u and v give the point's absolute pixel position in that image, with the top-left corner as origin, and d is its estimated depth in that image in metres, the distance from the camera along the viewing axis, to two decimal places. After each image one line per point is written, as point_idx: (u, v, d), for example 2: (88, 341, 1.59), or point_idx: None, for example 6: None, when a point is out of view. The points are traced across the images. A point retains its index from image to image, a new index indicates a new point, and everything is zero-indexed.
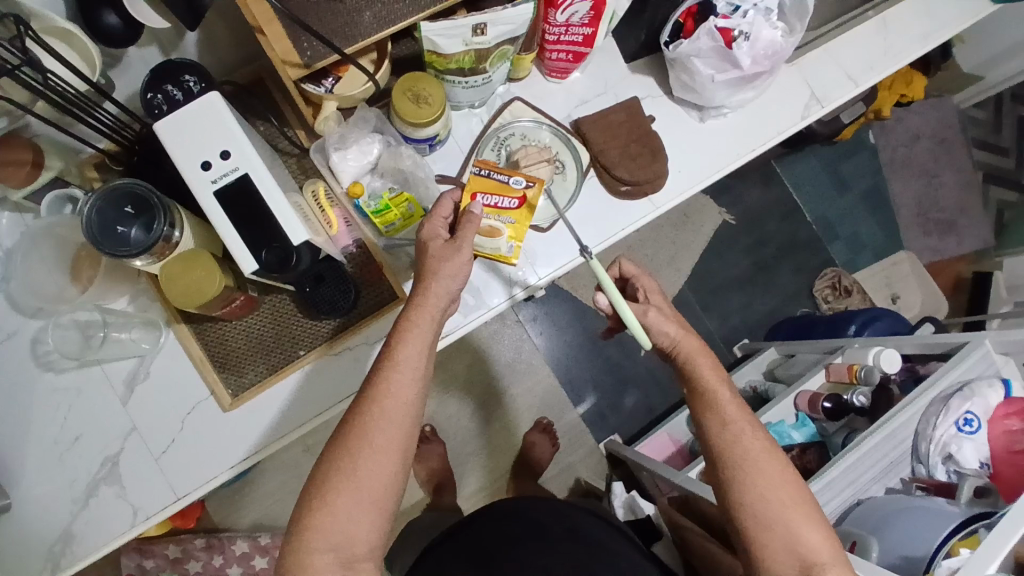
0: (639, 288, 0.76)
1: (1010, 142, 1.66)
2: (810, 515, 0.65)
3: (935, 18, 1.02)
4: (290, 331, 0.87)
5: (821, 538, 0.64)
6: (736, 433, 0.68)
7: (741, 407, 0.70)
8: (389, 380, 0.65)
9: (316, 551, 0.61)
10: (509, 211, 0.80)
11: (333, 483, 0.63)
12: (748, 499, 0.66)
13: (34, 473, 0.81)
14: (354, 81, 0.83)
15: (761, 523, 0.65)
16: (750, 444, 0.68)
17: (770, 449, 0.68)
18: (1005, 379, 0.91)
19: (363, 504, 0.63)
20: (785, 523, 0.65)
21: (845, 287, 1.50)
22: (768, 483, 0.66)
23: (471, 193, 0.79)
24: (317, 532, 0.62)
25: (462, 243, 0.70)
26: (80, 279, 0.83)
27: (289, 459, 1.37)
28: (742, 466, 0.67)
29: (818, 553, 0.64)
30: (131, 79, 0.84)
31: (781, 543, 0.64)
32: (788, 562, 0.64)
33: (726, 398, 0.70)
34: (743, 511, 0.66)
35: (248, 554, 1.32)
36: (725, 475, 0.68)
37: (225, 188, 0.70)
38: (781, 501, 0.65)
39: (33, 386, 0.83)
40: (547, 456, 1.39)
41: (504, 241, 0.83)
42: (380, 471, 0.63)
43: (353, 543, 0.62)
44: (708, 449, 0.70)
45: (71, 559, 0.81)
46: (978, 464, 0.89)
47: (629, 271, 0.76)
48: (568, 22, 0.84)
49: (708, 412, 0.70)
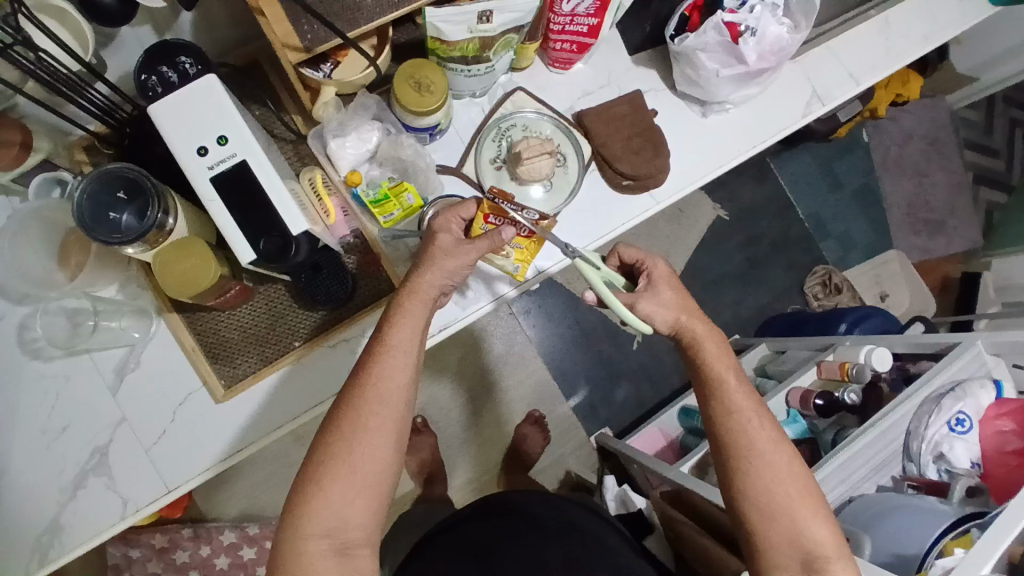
0: (643, 272, 0.74)
1: (1000, 144, 1.68)
2: (811, 503, 0.65)
3: (935, 20, 1.02)
4: (284, 321, 0.86)
5: (825, 529, 0.65)
6: (740, 418, 0.68)
7: (747, 391, 0.70)
8: (382, 364, 0.65)
9: (312, 537, 0.60)
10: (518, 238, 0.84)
11: (330, 469, 0.62)
12: (749, 488, 0.66)
13: (22, 463, 0.79)
14: (354, 67, 0.81)
15: (764, 511, 0.65)
16: (756, 431, 0.68)
17: (778, 438, 0.68)
18: (996, 380, 0.92)
19: (358, 489, 0.62)
20: (786, 509, 0.65)
21: (835, 285, 1.51)
22: (775, 474, 0.66)
23: (486, 209, 0.78)
24: (313, 518, 0.61)
25: (471, 248, 0.70)
26: (69, 265, 0.81)
27: (277, 449, 1.35)
28: (752, 457, 0.67)
29: (823, 541, 0.64)
30: (124, 58, 0.81)
31: (783, 531, 0.65)
32: (789, 552, 0.65)
33: (732, 383, 0.70)
34: (743, 497, 0.66)
35: (236, 544, 1.32)
36: (727, 459, 0.68)
37: (223, 174, 0.68)
38: (789, 492, 0.65)
39: (20, 374, 0.81)
40: (538, 445, 1.39)
41: (510, 261, 0.86)
42: (375, 456, 0.63)
43: (348, 528, 0.61)
44: (711, 435, 0.70)
45: (59, 550, 0.79)
46: (970, 464, 0.92)
47: (630, 257, 0.74)
48: (574, 12, 0.83)
49: (708, 396, 0.71)
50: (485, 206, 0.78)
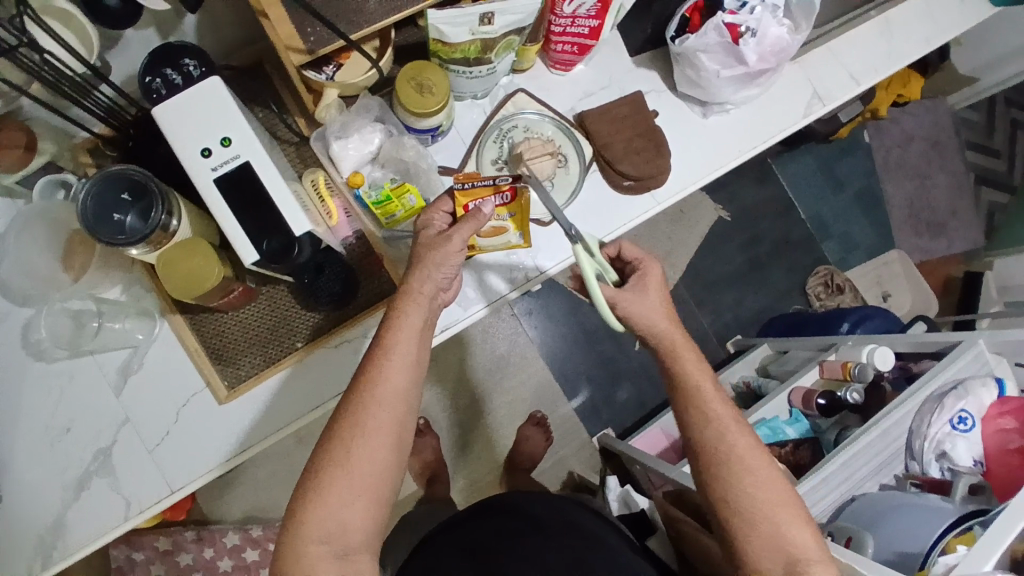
0: (639, 271, 0.73)
1: (1001, 144, 1.68)
2: (792, 509, 0.65)
3: (934, 21, 1.02)
4: (287, 322, 0.86)
5: (805, 534, 0.64)
6: (719, 427, 0.68)
7: (724, 400, 0.70)
8: (380, 367, 0.65)
9: (311, 542, 0.60)
10: (506, 207, 0.82)
11: (329, 474, 0.62)
12: (730, 493, 0.66)
13: (25, 465, 0.80)
14: (356, 69, 0.81)
15: (744, 518, 0.65)
16: (735, 440, 0.68)
17: (756, 446, 0.68)
18: (998, 378, 0.92)
19: (357, 493, 0.62)
20: (769, 516, 0.64)
21: (836, 285, 1.51)
22: (756, 481, 0.66)
23: (463, 201, 0.75)
24: (312, 522, 0.61)
25: (452, 232, 0.69)
26: (72, 267, 0.82)
27: (280, 451, 1.35)
28: (732, 466, 0.66)
29: (806, 549, 0.64)
30: (128, 61, 0.81)
31: (765, 538, 0.64)
32: (773, 558, 0.64)
33: (710, 392, 0.70)
34: (724, 504, 0.66)
35: (239, 546, 1.32)
36: (705, 466, 0.68)
37: (226, 175, 0.68)
38: (768, 498, 0.65)
39: (25, 375, 0.81)
40: (540, 450, 1.38)
41: (510, 234, 0.86)
42: (375, 460, 0.63)
43: (348, 533, 0.61)
44: (687, 443, 0.70)
45: (63, 552, 0.79)
46: (973, 462, 0.90)
47: (630, 254, 0.75)
48: (575, 14, 0.83)
49: (685, 403, 0.70)
50: (461, 196, 0.75)
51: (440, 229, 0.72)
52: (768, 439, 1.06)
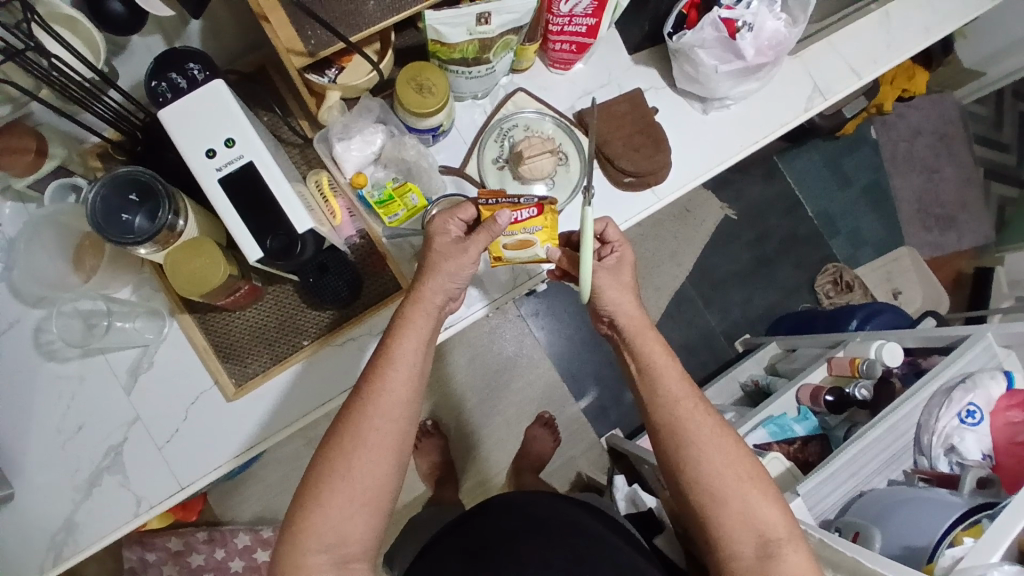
0: (614, 253, 0.74)
1: (1010, 137, 1.66)
2: (765, 488, 0.66)
3: (933, 12, 1.02)
4: (293, 321, 0.87)
5: (774, 510, 0.65)
6: (686, 409, 0.68)
7: (687, 383, 0.70)
8: (385, 378, 0.66)
9: (311, 552, 0.61)
10: (532, 220, 0.74)
11: (329, 484, 0.62)
12: (699, 473, 0.66)
13: (37, 463, 0.81)
14: (357, 72, 0.83)
15: (715, 496, 0.65)
16: (702, 420, 0.68)
17: (721, 426, 0.68)
18: (1006, 371, 0.91)
19: (358, 505, 0.63)
20: (738, 493, 0.65)
21: (846, 282, 1.50)
22: (724, 459, 0.66)
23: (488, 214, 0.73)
24: (312, 533, 0.62)
25: (469, 244, 0.69)
26: (83, 267, 0.83)
27: (289, 453, 1.36)
28: (696, 445, 0.67)
29: (778, 530, 0.64)
30: (135, 66, 0.84)
31: (735, 516, 0.65)
32: (743, 538, 0.64)
33: (673, 374, 0.70)
34: (692, 484, 0.66)
35: (250, 546, 1.33)
36: (669, 445, 0.68)
37: (230, 175, 0.70)
38: (736, 475, 0.66)
39: (35, 375, 0.83)
40: (548, 449, 1.38)
41: (539, 248, 0.75)
42: (377, 472, 0.64)
43: (347, 542, 0.62)
44: (651, 422, 0.70)
45: (73, 549, 0.81)
46: (980, 456, 0.90)
47: (612, 236, 0.74)
48: (571, 13, 0.84)
49: (650, 384, 0.70)
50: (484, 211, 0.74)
51: (457, 238, 0.71)
52: (776, 437, 1.05)
